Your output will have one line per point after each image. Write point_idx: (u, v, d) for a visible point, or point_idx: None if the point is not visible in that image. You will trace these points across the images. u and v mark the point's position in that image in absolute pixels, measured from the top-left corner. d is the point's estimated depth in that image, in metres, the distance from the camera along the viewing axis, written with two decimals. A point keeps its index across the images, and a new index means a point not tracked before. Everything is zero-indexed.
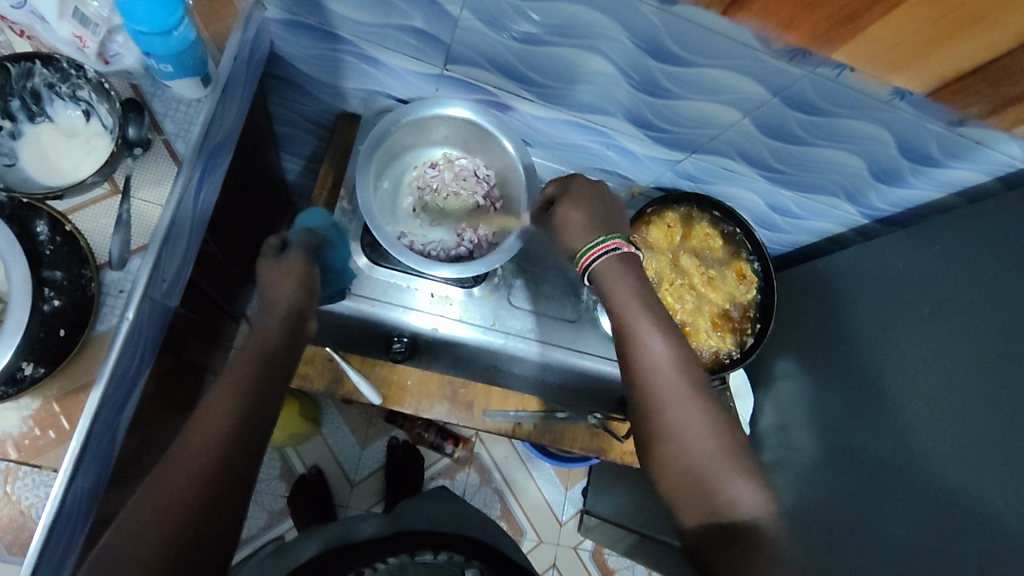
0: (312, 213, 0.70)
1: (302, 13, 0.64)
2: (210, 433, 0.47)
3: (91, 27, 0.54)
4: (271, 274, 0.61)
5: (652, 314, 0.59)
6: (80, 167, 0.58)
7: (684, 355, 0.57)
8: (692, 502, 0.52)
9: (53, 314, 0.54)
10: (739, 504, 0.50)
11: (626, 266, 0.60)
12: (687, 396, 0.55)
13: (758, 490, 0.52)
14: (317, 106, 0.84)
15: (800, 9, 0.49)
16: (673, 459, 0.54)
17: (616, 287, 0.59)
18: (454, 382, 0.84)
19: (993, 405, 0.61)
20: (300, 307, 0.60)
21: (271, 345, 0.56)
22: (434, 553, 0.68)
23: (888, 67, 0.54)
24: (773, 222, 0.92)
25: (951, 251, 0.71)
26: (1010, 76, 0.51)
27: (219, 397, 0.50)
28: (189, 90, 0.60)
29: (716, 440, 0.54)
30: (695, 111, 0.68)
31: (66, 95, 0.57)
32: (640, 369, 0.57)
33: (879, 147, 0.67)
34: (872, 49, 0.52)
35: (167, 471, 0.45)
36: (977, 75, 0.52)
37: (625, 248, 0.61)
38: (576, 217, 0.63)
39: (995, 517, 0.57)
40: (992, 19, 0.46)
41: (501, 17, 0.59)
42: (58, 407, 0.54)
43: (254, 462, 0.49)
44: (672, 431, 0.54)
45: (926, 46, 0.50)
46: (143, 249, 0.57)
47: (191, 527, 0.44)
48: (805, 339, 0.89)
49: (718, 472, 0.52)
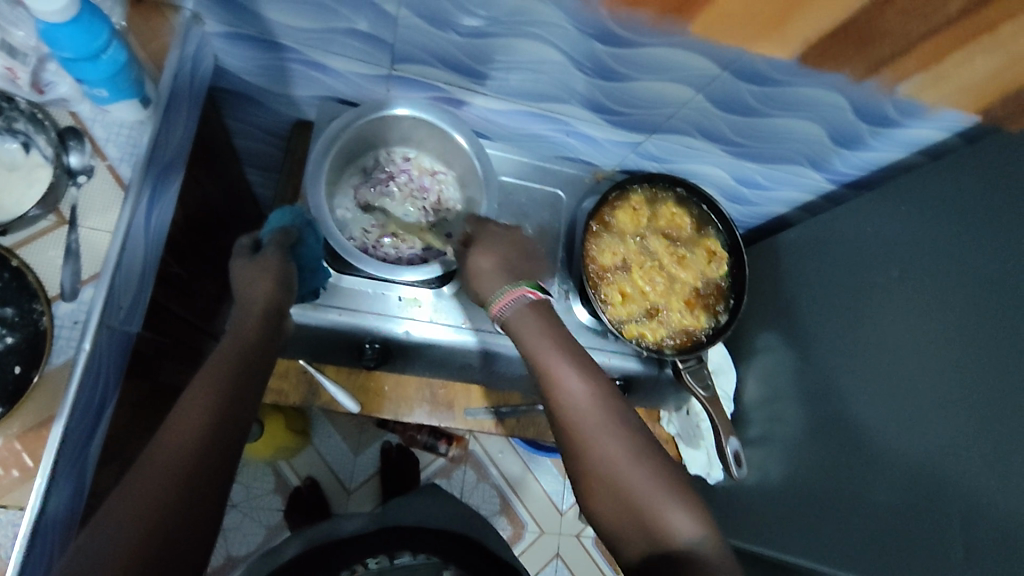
0: (274, 216, 0.66)
1: (241, 24, 0.63)
2: (190, 430, 0.47)
3: (20, 58, 0.52)
4: (245, 273, 0.60)
5: (568, 354, 0.57)
6: (23, 200, 0.56)
7: (605, 391, 0.56)
8: (633, 537, 0.51)
9: (7, 351, 0.53)
10: (677, 533, 0.50)
11: (537, 313, 0.60)
12: (614, 432, 0.54)
13: (693, 514, 0.51)
14: (272, 118, 0.83)
15: None
16: (606, 495, 0.53)
17: (528, 332, 0.59)
18: (432, 384, 0.83)
19: (969, 363, 0.60)
20: (278, 303, 0.59)
21: (248, 343, 0.55)
22: (414, 555, 0.70)
23: (757, 36, 0.54)
24: (742, 195, 0.91)
25: (917, 211, 0.71)
26: (873, 37, 0.53)
27: (197, 396, 0.49)
28: (130, 112, 0.58)
29: (652, 473, 0.53)
30: (648, 91, 0.67)
31: (3, 128, 0.56)
32: (564, 415, 0.55)
33: (837, 113, 0.67)
34: (734, 22, 0.53)
35: (142, 477, 0.44)
36: (840, 40, 0.54)
37: (535, 296, 0.61)
38: (486, 265, 0.63)
39: (976, 471, 0.58)
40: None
41: (442, 13, 0.58)
42: (20, 445, 0.53)
43: (230, 468, 0.48)
44: (607, 471, 0.53)
45: (782, 13, 0.51)
46: (95, 278, 0.56)
47: (162, 535, 0.43)
48: (783, 310, 0.88)
49: (654, 501, 0.51)
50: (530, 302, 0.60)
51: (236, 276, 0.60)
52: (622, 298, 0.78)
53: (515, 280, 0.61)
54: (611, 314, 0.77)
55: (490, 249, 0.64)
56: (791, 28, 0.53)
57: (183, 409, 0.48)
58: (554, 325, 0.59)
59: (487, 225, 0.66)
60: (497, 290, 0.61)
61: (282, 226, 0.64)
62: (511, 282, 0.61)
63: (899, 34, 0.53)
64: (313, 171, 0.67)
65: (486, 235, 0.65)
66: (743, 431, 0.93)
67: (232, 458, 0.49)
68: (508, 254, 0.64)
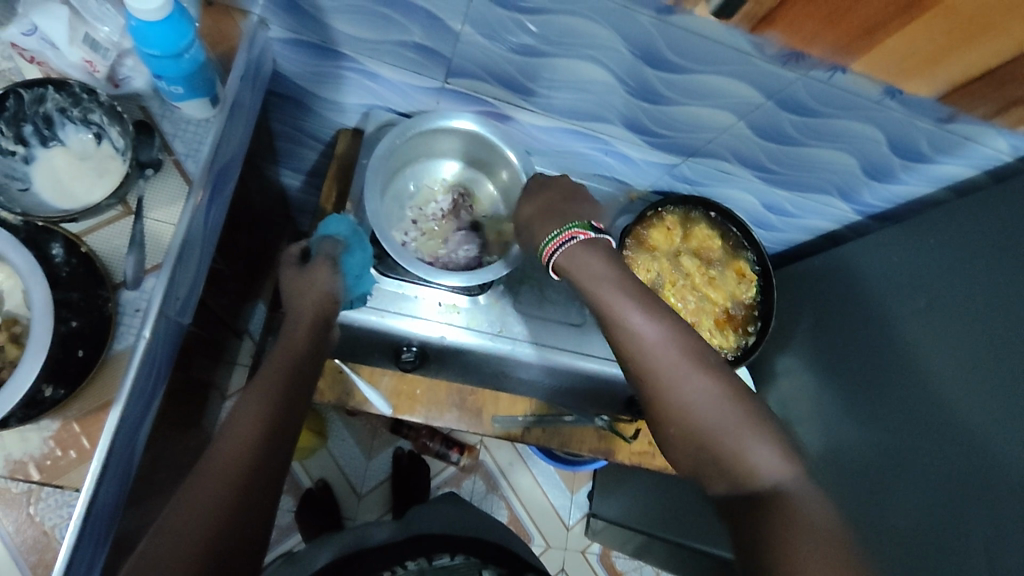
0: (333, 220, 0.69)
1: (305, 31, 0.65)
2: (245, 436, 0.50)
3: (101, 51, 0.56)
4: (296, 284, 0.63)
5: (628, 292, 0.59)
6: (93, 190, 0.58)
7: (671, 327, 0.57)
8: (713, 470, 0.51)
9: (72, 334, 0.53)
10: (758, 468, 0.49)
11: (589, 250, 0.62)
12: (683, 367, 0.54)
13: (773, 447, 0.50)
14: (317, 122, 0.85)
15: (822, 25, 0.52)
16: (680, 432, 0.53)
17: (583, 269, 0.61)
18: (462, 390, 0.86)
19: (992, 392, 0.62)
20: (325, 314, 0.62)
21: (297, 353, 0.58)
22: (452, 556, 0.73)
23: (901, 75, 0.56)
24: (767, 221, 0.94)
25: (943, 245, 0.73)
26: (1012, 80, 0.54)
27: (250, 405, 0.52)
28: (198, 111, 0.60)
29: (723, 406, 0.53)
30: (691, 116, 0.70)
31: (77, 118, 0.57)
32: (632, 353, 0.56)
33: (871, 146, 0.69)
34: (889, 56, 0.54)
35: (202, 483, 0.46)
36: (983, 80, 0.55)
37: (584, 236, 0.63)
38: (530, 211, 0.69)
39: (997, 498, 0.59)
40: (1004, 23, 0.48)
41: (501, 30, 0.60)
42: (78, 427, 0.54)
43: (280, 473, 0.51)
44: (675, 401, 0.53)
45: (933, 55, 0.53)
46: (157, 268, 0.57)
47: (225, 537, 0.45)
48: (804, 334, 0.90)
49: (727, 434, 0.51)
50: (580, 242, 0.63)
51: (286, 286, 0.64)
52: None
53: (559, 226, 0.64)
54: None
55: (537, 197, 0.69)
56: (937, 71, 0.55)
57: (233, 422, 0.51)
58: (611, 260, 0.61)
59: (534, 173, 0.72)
60: (547, 235, 0.65)
61: (330, 237, 0.67)
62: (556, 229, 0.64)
63: None
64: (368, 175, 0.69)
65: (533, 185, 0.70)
66: None
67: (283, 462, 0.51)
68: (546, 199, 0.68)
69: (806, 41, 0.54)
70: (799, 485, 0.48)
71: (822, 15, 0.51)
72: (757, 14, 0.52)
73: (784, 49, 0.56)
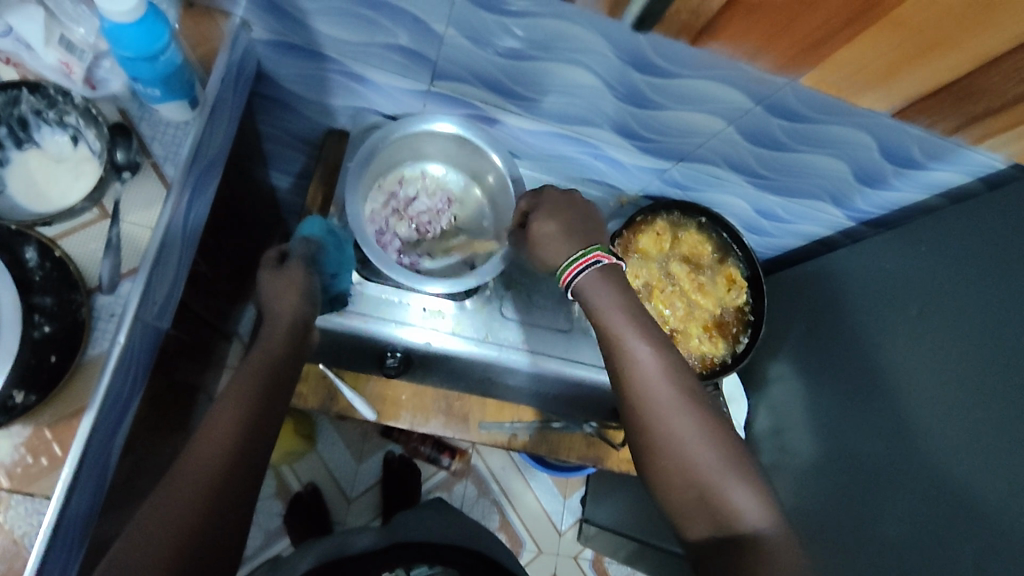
0: (308, 222, 0.68)
1: (288, 33, 0.64)
2: (219, 442, 0.49)
3: (77, 53, 0.55)
4: (274, 285, 0.60)
5: (633, 323, 0.58)
6: (68, 192, 0.57)
7: (673, 364, 0.56)
8: (695, 514, 0.53)
9: (45, 340, 0.54)
10: (743, 516, 0.50)
11: (606, 279, 0.60)
12: (679, 409, 0.55)
13: (759, 496, 0.52)
14: (305, 124, 0.84)
15: (770, 34, 0.51)
16: (668, 470, 0.54)
17: (598, 295, 0.59)
18: (448, 396, 0.85)
19: (984, 403, 0.61)
20: (304, 317, 0.60)
21: (276, 354, 0.57)
22: (431, 565, 0.73)
23: (860, 87, 0.56)
24: (760, 226, 0.93)
25: (936, 252, 0.72)
26: (971, 94, 0.54)
27: (225, 409, 0.51)
28: (177, 113, 0.59)
29: (714, 451, 0.54)
30: (681, 120, 0.69)
31: (53, 121, 0.57)
32: (633, 384, 0.56)
33: (863, 152, 0.68)
34: (845, 70, 0.54)
35: (177, 487, 0.46)
36: (942, 93, 0.55)
37: (606, 261, 0.60)
38: (551, 230, 0.62)
39: (986, 513, 0.58)
40: (960, 38, 0.48)
41: (485, 33, 0.59)
42: (50, 434, 0.53)
43: (258, 475, 0.51)
44: (667, 441, 0.54)
45: (889, 69, 0.53)
46: (133, 272, 0.56)
47: (196, 543, 0.45)
48: (796, 341, 0.89)
49: (717, 481, 0.52)
50: (601, 268, 0.60)
51: (263, 288, 0.61)
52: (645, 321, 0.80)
53: (586, 247, 0.60)
54: None
55: (554, 214, 0.63)
56: (896, 83, 0.55)
57: (210, 423, 0.50)
58: (625, 289, 0.60)
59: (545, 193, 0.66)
60: (568, 257, 0.61)
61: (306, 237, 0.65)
62: (581, 249, 0.60)
63: (994, 91, 0.53)
64: (350, 179, 0.68)
65: (547, 202, 0.64)
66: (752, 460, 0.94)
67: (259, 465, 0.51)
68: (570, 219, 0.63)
69: (762, 52, 0.54)
70: (778, 538, 0.49)
71: (770, 26, 0.50)
72: (695, 25, 0.52)
73: (739, 58, 0.56)
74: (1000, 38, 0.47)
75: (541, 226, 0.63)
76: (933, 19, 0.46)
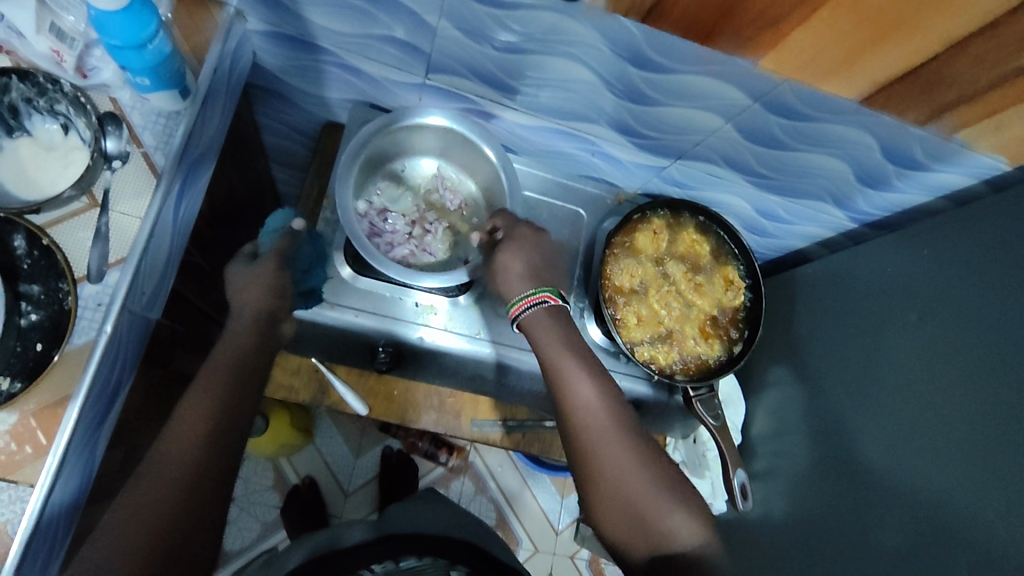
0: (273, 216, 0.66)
1: (282, 24, 0.64)
2: (190, 440, 0.49)
3: (67, 42, 0.54)
4: (240, 279, 0.61)
5: (578, 357, 0.62)
6: (58, 181, 0.57)
7: (612, 396, 0.61)
8: (635, 540, 0.56)
9: (31, 327, 0.54)
10: (677, 538, 0.54)
11: (552, 319, 0.64)
12: (617, 434, 0.59)
13: (692, 519, 0.56)
14: (302, 117, 0.84)
15: (720, 19, 0.51)
16: (609, 495, 0.57)
17: (540, 333, 0.63)
18: (441, 393, 0.84)
19: (982, 410, 0.60)
20: (270, 310, 0.60)
21: (245, 348, 0.57)
22: (419, 556, 0.73)
23: (821, 74, 0.55)
24: (761, 227, 0.91)
25: (939, 256, 0.70)
26: (940, 80, 0.53)
27: (195, 406, 0.51)
28: (167, 102, 0.59)
29: (650, 477, 0.58)
30: (677, 117, 0.67)
31: (44, 109, 0.57)
32: (573, 412, 0.60)
33: (864, 152, 0.67)
34: (800, 56, 0.53)
35: (151, 485, 0.47)
36: (908, 81, 0.54)
37: (554, 302, 0.64)
38: (515, 267, 0.65)
39: (985, 522, 0.57)
40: (921, 20, 0.47)
41: (479, 26, 0.59)
42: (35, 421, 0.54)
43: (230, 471, 0.51)
44: (608, 469, 0.58)
45: (849, 56, 0.52)
46: (121, 262, 0.57)
47: (168, 543, 0.45)
48: (795, 344, 0.88)
49: (655, 507, 0.56)
50: (547, 308, 0.64)
51: (231, 281, 0.61)
52: (638, 320, 0.79)
53: (539, 285, 0.64)
54: (626, 335, 0.78)
55: (520, 252, 0.65)
56: (858, 70, 0.53)
57: (181, 420, 0.50)
58: (569, 328, 0.64)
59: (517, 225, 0.68)
60: (521, 292, 0.64)
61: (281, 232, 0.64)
62: (534, 287, 0.64)
63: (965, 78, 0.52)
64: (343, 172, 0.68)
65: (517, 237, 0.66)
66: (749, 463, 0.92)
67: (231, 462, 0.51)
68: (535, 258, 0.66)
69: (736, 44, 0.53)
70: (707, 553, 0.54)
71: (717, 10, 0.50)
72: (645, 7, 0.51)
73: (716, 47, 0.54)
74: (958, 20, 0.46)
75: (508, 262, 0.65)
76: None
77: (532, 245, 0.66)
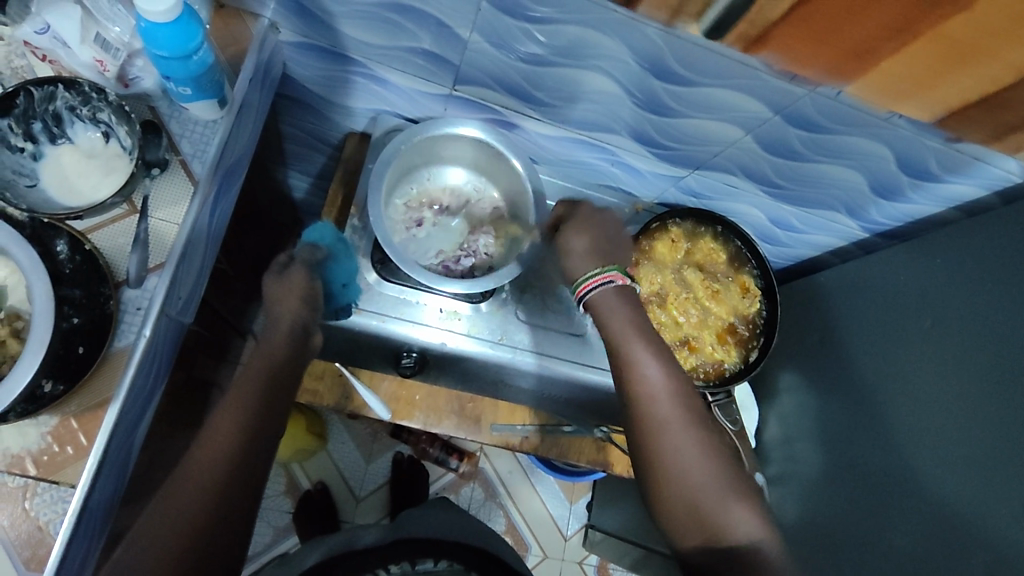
0: (317, 227, 0.67)
1: (315, 35, 0.65)
2: (220, 446, 0.50)
3: (112, 51, 0.56)
4: (273, 290, 0.59)
5: (645, 339, 0.60)
6: (99, 187, 0.59)
7: (679, 383, 0.58)
8: (687, 526, 0.54)
9: (74, 331, 0.54)
10: (735, 532, 0.52)
11: (621, 298, 0.62)
12: (680, 421, 0.56)
13: (757, 519, 0.53)
14: (325, 126, 0.85)
15: (813, 46, 0.52)
16: (668, 483, 0.55)
17: (609, 315, 0.61)
18: (461, 398, 0.86)
19: (994, 414, 0.61)
20: (305, 323, 0.59)
21: (277, 358, 0.56)
22: (436, 561, 0.72)
23: (901, 97, 0.57)
24: (775, 236, 0.93)
25: (950, 265, 0.72)
26: (1011, 106, 0.54)
27: (226, 414, 0.52)
28: (206, 112, 0.61)
29: (712, 470, 0.55)
30: (696, 129, 0.69)
31: (86, 117, 0.58)
32: (637, 395, 0.58)
33: (879, 163, 0.69)
34: (885, 80, 0.55)
35: (179, 490, 0.48)
36: (978, 106, 0.55)
37: (623, 281, 0.62)
38: (579, 245, 0.65)
39: (995, 521, 0.59)
40: (997, 48, 0.49)
41: (508, 38, 0.60)
42: (76, 424, 0.55)
43: (260, 474, 0.52)
44: (665, 456, 0.55)
45: (930, 79, 0.53)
46: (160, 267, 0.58)
47: (196, 549, 0.46)
48: (809, 350, 0.90)
49: (713, 499, 0.53)
50: (617, 287, 0.62)
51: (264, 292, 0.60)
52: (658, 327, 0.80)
53: (606, 264, 0.63)
54: None
55: (585, 230, 0.66)
56: (936, 93, 0.55)
57: (214, 428, 0.51)
58: (639, 311, 0.61)
59: (579, 208, 0.70)
60: (588, 271, 0.63)
61: (313, 243, 0.65)
62: (601, 266, 0.63)
63: None
64: (373, 181, 0.69)
65: (580, 216, 0.67)
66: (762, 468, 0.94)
67: (261, 469, 0.52)
68: (598, 236, 0.66)
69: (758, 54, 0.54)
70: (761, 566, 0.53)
71: (811, 39, 0.51)
72: (750, 34, 0.52)
73: (750, 63, 0.56)
74: None
75: (572, 241, 0.65)
76: (978, 31, 0.47)
77: (594, 223, 0.67)
